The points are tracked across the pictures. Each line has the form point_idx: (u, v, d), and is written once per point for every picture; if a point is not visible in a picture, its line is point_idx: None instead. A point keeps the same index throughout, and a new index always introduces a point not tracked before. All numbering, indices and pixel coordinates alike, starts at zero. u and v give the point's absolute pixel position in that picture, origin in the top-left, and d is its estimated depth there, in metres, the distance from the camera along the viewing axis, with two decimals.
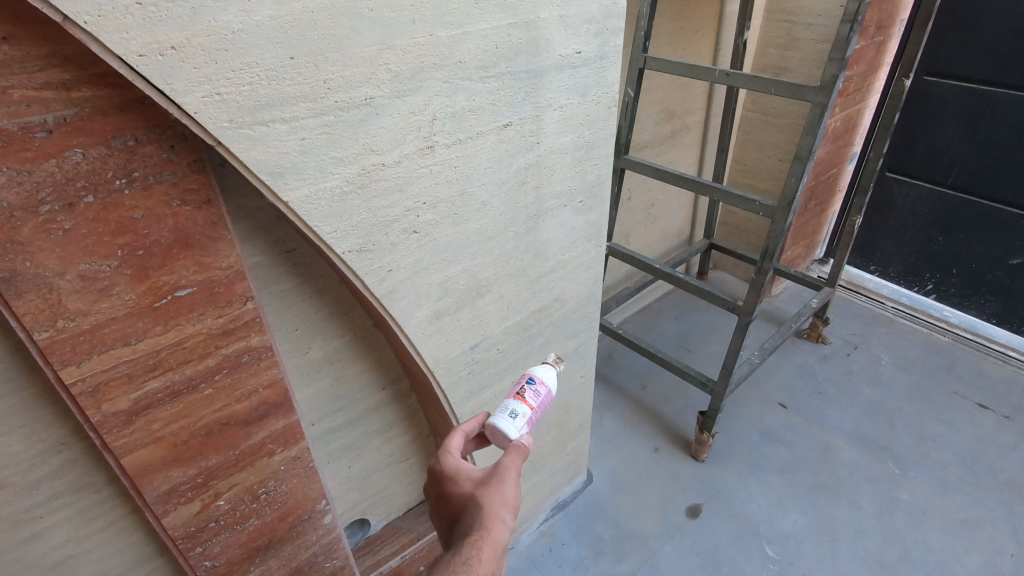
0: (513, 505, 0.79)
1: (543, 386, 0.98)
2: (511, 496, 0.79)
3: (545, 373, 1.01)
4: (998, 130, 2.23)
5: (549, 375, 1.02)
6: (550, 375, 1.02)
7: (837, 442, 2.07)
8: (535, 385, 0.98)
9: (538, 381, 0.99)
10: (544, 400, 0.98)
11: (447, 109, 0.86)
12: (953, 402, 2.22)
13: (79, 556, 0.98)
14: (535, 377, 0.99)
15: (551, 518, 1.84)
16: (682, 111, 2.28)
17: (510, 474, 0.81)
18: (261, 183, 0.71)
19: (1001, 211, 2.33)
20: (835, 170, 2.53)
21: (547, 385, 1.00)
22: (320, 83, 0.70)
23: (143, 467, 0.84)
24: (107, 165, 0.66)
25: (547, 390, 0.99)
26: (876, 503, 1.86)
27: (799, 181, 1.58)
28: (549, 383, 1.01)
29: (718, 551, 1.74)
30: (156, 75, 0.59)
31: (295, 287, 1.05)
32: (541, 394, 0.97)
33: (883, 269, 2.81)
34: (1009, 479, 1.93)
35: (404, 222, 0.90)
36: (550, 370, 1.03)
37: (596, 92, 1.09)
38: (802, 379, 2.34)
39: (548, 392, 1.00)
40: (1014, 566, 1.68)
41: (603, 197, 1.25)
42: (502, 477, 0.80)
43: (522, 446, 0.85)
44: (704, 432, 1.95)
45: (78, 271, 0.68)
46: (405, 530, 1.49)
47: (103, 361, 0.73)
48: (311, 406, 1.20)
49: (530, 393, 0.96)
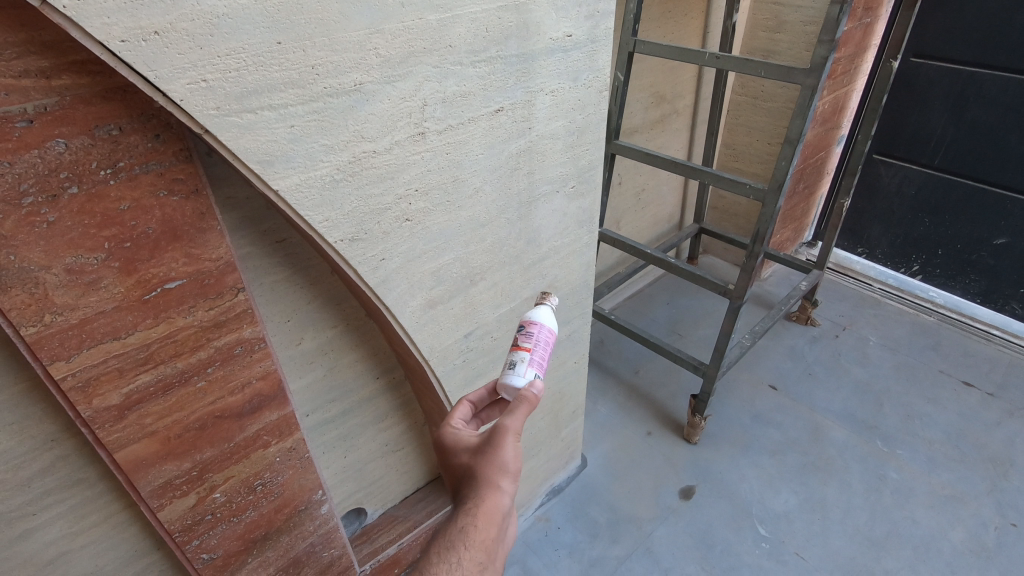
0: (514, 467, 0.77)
1: (542, 327, 0.93)
2: (512, 463, 0.76)
3: (541, 312, 0.95)
4: (984, 111, 2.25)
5: (549, 315, 0.97)
6: (550, 315, 0.96)
7: (826, 422, 2.10)
8: (531, 329, 0.93)
9: (533, 325, 0.94)
10: (547, 340, 0.93)
11: (438, 95, 0.85)
12: (939, 381, 2.26)
13: (74, 551, 0.98)
14: (530, 320, 0.94)
15: (547, 503, 1.86)
16: (671, 95, 2.28)
17: (511, 440, 0.77)
18: (250, 172, 0.70)
19: (985, 192, 2.36)
20: (824, 153, 2.54)
21: (546, 323, 0.94)
22: (308, 69, 0.69)
23: (136, 461, 0.83)
24: (91, 156, 0.64)
25: (548, 328, 0.94)
26: (864, 481, 1.90)
27: (789, 163, 1.58)
28: (549, 321, 0.95)
29: (711, 532, 1.77)
30: (139, 61, 0.57)
31: (287, 278, 1.03)
32: (538, 336, 0.93)
33: (870, 251, 2.84)
34: (993, 455, 1.97)
35: (395, 210, 0.89)
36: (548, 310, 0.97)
37: (588, 76, 1.08)
38: (792, 361, 2.37)
39: (552, 330, 0.95)
40: (997, 539, 1.73)
41: (594, 182, 1.24)
42: (502, 445, 0.77)
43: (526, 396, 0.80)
44: (696, 415, 1.97)
45: (64, 264, 0.66)
46: (402, 519, 1.50)
47: (93, 356, 0.72)
48: (306, 397, 1.19)
49: (528, 341, 0.92)
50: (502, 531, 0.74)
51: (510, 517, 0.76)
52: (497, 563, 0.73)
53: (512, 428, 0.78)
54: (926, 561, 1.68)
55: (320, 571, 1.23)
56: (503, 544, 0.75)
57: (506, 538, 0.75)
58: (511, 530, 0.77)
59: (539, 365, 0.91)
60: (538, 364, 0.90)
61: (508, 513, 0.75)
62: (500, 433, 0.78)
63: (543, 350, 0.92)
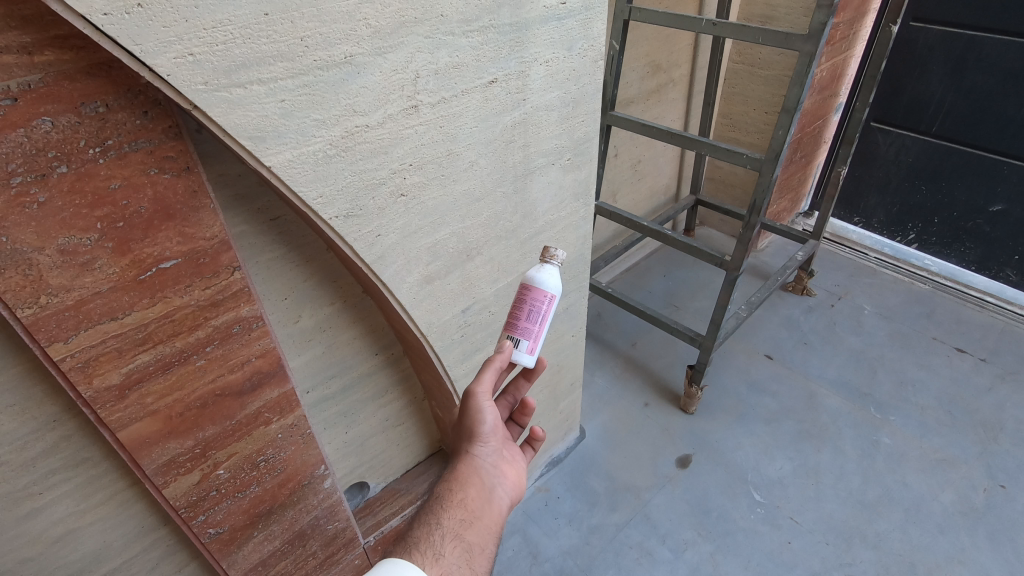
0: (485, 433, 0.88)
1: (526, 288, 0.94)
2: (481, 427, 0.88)
3: (534, 273, 0.95)
4: (983, 76, 2.23)
5: (549, 275, 0.94)
6: (546, 274, 0.94)
7: (821, 390, 2.13)
8: (517, 294, 0.96)
9: (523, 291, 0.95)
10: (532, 301, 0.93)
11: (431, 66, 0.83)
12: (932, 348, 2.28)
13: (81, 529, 0.99)
14: (522, 285, 0.96)
15: (547, 473, 1.89)
16: (667, 64, 2.24)
17: (481, 403, 0.87)
18: (241, 149, 0.69)
19: (983, 158, 2.36)
20: (821, 122, 2.52)
21: (534, 284, 0.94)
22: (297, 41, 0.67)
23: (140, 440, 0.84)
24: (79, 134, 0.63)
25: (535, 289, 0.93)
26: (857, 447, 1.93)
27: (787, 132, 1.57)
28: (539, 281, 0.94)
29: (707, 498, 1.80)
30: (124, 35, 0.56)
31: (282, 256, 1.03)
32: (523, 300, 0.94)
33: (867, 220, 2.85)
34: (984, 419, 2.00)
35: (390, 185, 0.88)
36: (548, 268, 0.95)
37: (583, 45, 1.06)
38: (789, 331, 2.39)
39: (543, 291, 0.93)
40: (987, 501, 1.77)
41: (591, 154, 1.23)
42: (471, 412, 0.88)
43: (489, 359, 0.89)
44: (693, 386, 2.00)
45: (57, 245, 0.66)
46: (404, 492, 1.53)
47: (91, 337, 0.72)
48: (305, 374, 1.20)
49: (514, 307, 0.96)
50: (482, 490, 0.84)
51: (492, 477, 0.87)
52: (484, 520, 0.81)
53: (480, 391, 0.87)
54: (917, 523, 1.72)
55: (325, 544, 1.25)
56: (490, 503, 0.84)
57: (490, 497, 0.85)
58: (498, 492, 0.86)
59: (522, 327, 0.94)
60: (519, 326, 0.94)
61: (488, 474, 0.87)
62: (470, 400, 0.88)
63: (524, 312, 0.94)
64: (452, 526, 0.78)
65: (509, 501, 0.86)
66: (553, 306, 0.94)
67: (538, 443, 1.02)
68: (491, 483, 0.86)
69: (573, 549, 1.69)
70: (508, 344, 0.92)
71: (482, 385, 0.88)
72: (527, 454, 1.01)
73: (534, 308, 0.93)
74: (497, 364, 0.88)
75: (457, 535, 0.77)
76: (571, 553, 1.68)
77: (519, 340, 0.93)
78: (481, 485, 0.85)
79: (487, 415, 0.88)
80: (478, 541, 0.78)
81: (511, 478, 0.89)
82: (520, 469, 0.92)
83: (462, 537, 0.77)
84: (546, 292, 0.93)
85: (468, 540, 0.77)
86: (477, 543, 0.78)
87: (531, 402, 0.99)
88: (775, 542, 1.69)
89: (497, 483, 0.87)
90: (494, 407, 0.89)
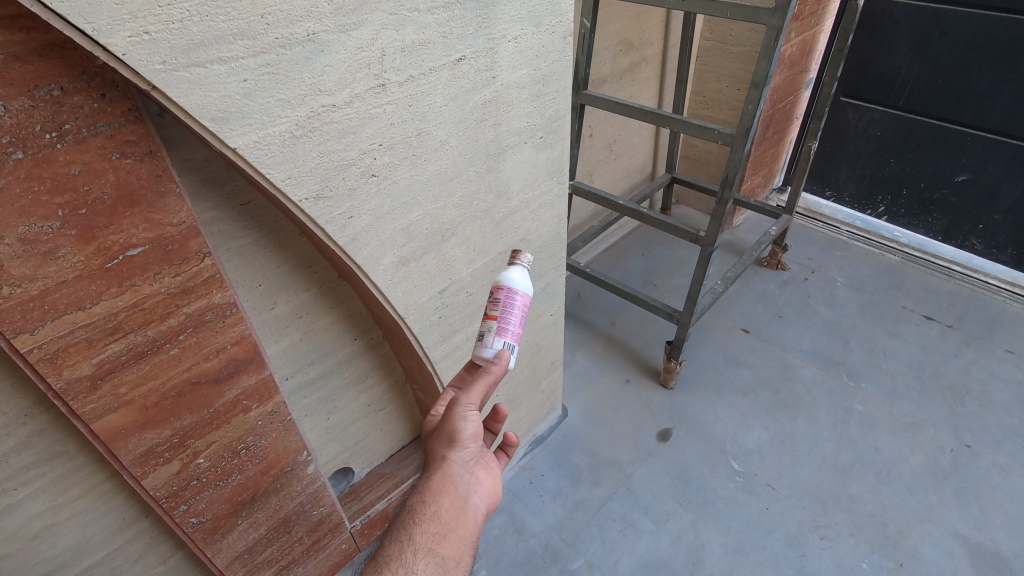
0: (466, 441, 0.90)
1: (507, 291, 0.96)
2: (461, 434, 0.89)
3: (506, 275, 0.98)
4: (948, 49, 2.27)
5: (522, 276, 0.98)
6: (526, 277, 0.99)
7: (796, 361, 2.18)
8: (502, 298, 0.96)
9: (512, 296, 0.96)
10: (525, 306, 0.97)
11: (397, 44, 0.82)
12: (902, 316, 2.35)
13: (60, 524, 0.98)
14: (507, 288, 0.97)
15: (530, 452, 1.91)
16: (639, 42, 2.24)
17: (465, 411, 0.90)
18: (204, 130, 0.68)
19: (949, 130, 2.41)
20: (792, 98, 2.55)
21: (520, 289, 0.97)
22: (257, 18, 0.66)
23: (115, 431, 0.83)
24: (33, 118, 0.61)
25: (522, 293, 0.97)
26: (831, 415, 1.99)
27: (756, 107, 1.58)
28: (523, 285, 0.98)
29: (688, 470, 1.84)
30: (75, 14, 0.54)
31: (253, 243, 1.02)
32: (516, 306, 0.96)
33: (838, 194, 2.90)
34: (950, 383, 2.07)
35: (360, 165, 0.87)
36: (525, 271, 1.00)
37: (550, 20, 1.05)
38: (764, 305, 2.43)
39: (522, 290, 0.97)
40: (953, 460, 1.84)
41: (563, 132, 1.23)
42: (453, 418, 0.90)
43: (496, 372, 0.92)
44: (672, 360, 2.02)
45: (16, 234, 0.64)
46: (389, 475, 1.54)
47: (58, 328, 0.71)
48: (283, 361, 1.19)
49: (499, 311, 0.96)
50: (456, 499, 0.84)
51: (467, 485, 0.87)
52: (459, 531, 0.82)
53: (466, 400, 0.90)
54: (888, 484, 1.78)
55: (311, 529, 1.26)
56: (464, 512, 0.84)
57: (465, 506, 0.85)
58: (473, 500, 0.86)
59: (513, 331, 0.95)
60: (512, 332, 0.95)
61: (461, 482, 0.87)
62: (455, 407, 0.91)
63: (517, 316, 0.96)
64: (425, 541, 0.78)
65: (484, 509, 0.86)
66: (529, 304, 0.98)
67: (512, 448, 1.01)
68: (465, 491, 0.86)
69: (558, 524, 1.71)
70: (507, 354, 0.93)
71: (469, 395, 0.91)
72: (500, 459, 1.01)
73: (521, 311, 0.96)
74: (494, 377, 0.92)
75: (430, 550, 0.78)
76: (556, 528, 1.71)
77: (511, 346, 0.95)
78: (455, 494, 0.85)
79: (468, 423, 0.90)
80: (453, 554, 0.79)
81: (486, 484, 0.89)
82: (497, 475, 0.92)
83: (435, 551, 0.77)
84: (527, 293, 0.98)
85: (442, 554, 0.78)
86: (450, 556, 0.78)
87: (502, 409, 1.01)
88: (753, 509, 1.74)
89: (471, 490, 0.87)
90: (477, 415, 0.91)
